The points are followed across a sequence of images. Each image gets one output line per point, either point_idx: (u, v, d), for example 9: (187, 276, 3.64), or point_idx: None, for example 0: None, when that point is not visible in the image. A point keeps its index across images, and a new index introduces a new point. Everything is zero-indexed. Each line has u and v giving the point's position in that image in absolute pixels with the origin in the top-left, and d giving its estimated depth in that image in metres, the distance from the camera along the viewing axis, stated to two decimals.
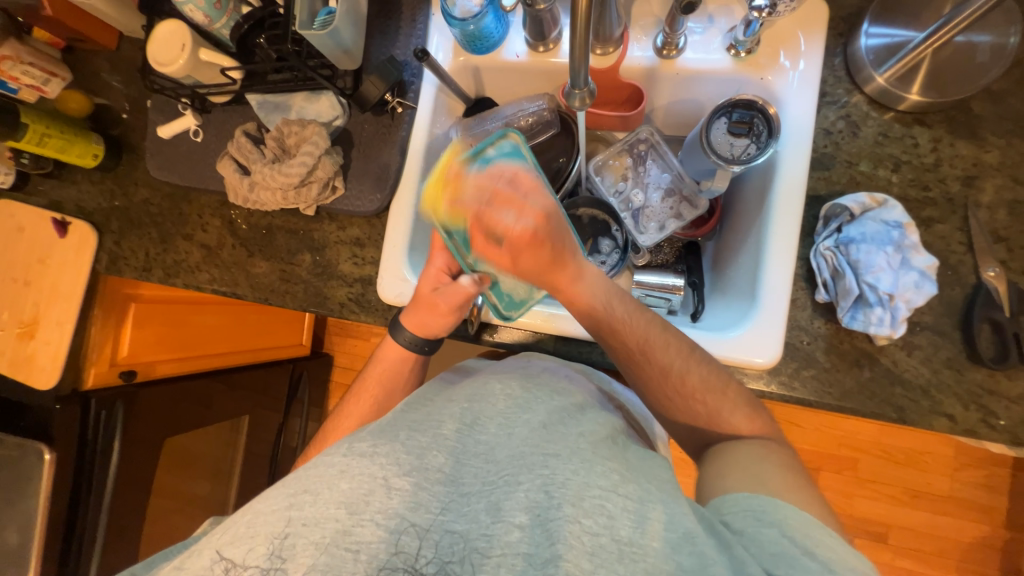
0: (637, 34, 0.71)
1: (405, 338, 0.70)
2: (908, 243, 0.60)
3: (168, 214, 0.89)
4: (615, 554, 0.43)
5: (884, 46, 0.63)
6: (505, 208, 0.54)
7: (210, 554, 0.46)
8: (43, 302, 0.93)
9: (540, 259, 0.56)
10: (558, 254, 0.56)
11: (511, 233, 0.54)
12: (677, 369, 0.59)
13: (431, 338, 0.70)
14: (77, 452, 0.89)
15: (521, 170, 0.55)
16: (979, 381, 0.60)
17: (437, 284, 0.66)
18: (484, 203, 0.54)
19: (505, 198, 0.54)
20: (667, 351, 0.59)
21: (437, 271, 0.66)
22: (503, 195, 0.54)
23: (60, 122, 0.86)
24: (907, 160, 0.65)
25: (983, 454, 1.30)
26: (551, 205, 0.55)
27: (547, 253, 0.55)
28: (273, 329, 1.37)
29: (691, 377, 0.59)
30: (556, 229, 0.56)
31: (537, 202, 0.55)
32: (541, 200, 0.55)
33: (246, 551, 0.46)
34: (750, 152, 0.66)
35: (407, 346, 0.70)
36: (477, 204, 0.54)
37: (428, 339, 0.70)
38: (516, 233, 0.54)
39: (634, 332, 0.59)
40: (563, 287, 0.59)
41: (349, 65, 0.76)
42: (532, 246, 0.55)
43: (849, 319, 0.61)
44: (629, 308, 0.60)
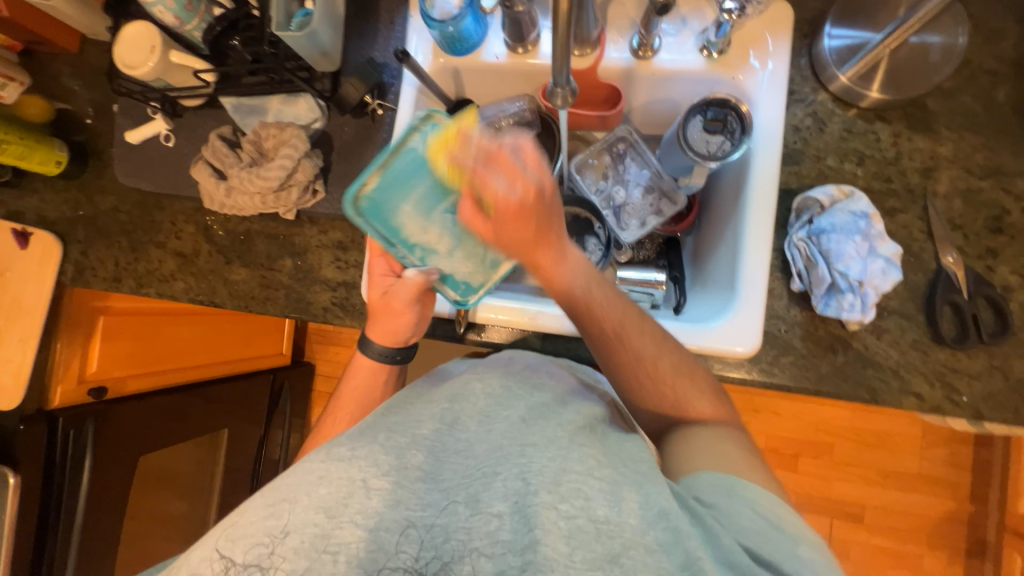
0: (613, 36, 0.73)
1: (376, 350, 0.70)
2: (874, 232, 0.64)
3: (139, 222, 0.86)
4: (592, 534, 0.44)
5: (846, 47, 0.67)
6: (497, 174, 0.48)
7: (205, 555, 0.45)
8: (2, 317, 0.88)
9: (524, 233, 0.51)
10: (542, 233, 0.52)
11: (497, 200, 0.49)
12: (650, 356, 0.60)
13: (402, 346, 0.71)
14: (45, 474, 0.85)
15: (526, 140, 0.49)
16: (942, 360, 0.63)
17: (386, 287, 0.68)
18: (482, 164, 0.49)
19: (504, 164, 0.48)
20: (641, 338, 0.59)
21: (388, 274, 0.69)
22: (502, 157, 0.48)
23: (19, 127, 0.82)
24: (870, 154, 0.68)
25: (947, 433, 1.37)
26: (549, 185, 0.49)
27: (528, 227, 0.51)
28: (251, 338, 1.33)
29: (661, 363, 0.60)
30: (549, 206, 0.51)
31: (535, 175, 0.48)
32: (538, 175, 0.49)
33: (243, 549, 0.45)
34: (725, 148, 0.69)
35: (380, 360, 0.71)
36: (474, 161, 0.49)
37: (400, 348, 0.71)
38: (502, 203, 0.49)
39: (610, 314, 0.58)
40: (543, 266, 0.55)
41: (327, 66, 0.75)
42: (518, 219, 0.50)
43: (823, 306, 0.64)
44: (608, 293, 0.58)
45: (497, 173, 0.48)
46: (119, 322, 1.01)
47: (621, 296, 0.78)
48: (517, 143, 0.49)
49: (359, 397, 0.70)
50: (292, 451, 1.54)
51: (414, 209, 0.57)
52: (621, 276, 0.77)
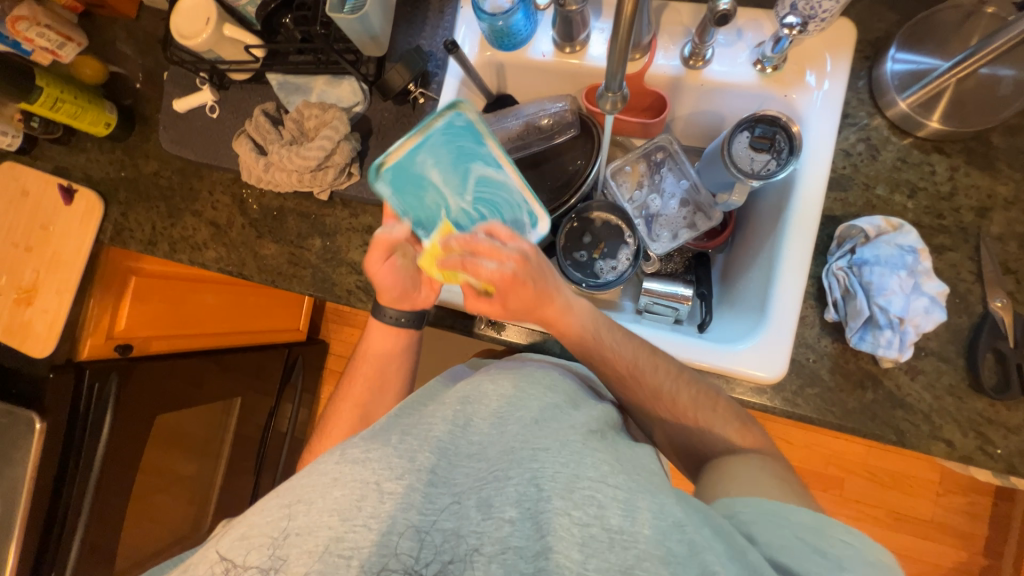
0: (665, 43, 0.71)
1: (388, 316, 0.70)
2: (921, 267, 0.61)
3: (178, 189, 0.88)
4: (606, 543, 0.44)
5: (909, 73, 0.64)
6: (482, 259, 0.53)
7: (211, 558, 0.47)
8: (43, 269, 0.92)
9: (526, 297, 0.57)
10: (542, 293, 0.57)
11: (494, 281, 0.54)
12: (668, 391, 0.61)
13: (409, 310, 0.70)
14: (67, 424, 0.87)
15: (495, 224, 0.56)
16: (979, 409, 0.60)
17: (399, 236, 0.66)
18: (467, 259, 0.54)
19: (481, 249, 0.54)
20: (657, 374, 0.61)
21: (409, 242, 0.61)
22: (479, 247, 0.54)
23: (74, 87, 0.85)
24: (923, 187, 0.65)
25: (966, 482, 1.32)
26: (529, 248, 0.56)
27: (530, 293, 0.57)
28: (271, 312, 1.36)
29: (680, 398, 0.60)
30: (536, 270, 0.56)
31: (514, 247, 0.55)
32: (516, 245, 0.55)
33: (244, 553, 0.46)
34: (770, 167, 0.67)
35: (391, 323, 0.70)
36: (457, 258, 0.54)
37: (407, 311, 0.70)
38: (500, 279, 0.54)
39: (623, 357, 0.61)
40: (552, 320, 0.60)
41: (374, 51, 0.76)
42: (515, 287, 0.56)
43: (858, 340, 0.61)
44: (617, 336, 0.62)
45: (479, 268, 0.54)
46: (149, 284, 1.03)
47: (644, 308, 0.77)
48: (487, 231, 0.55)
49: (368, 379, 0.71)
50: (300, 425, 1.58)
51: (448, 193, 0.57)
52: (647, 287, 0.76)
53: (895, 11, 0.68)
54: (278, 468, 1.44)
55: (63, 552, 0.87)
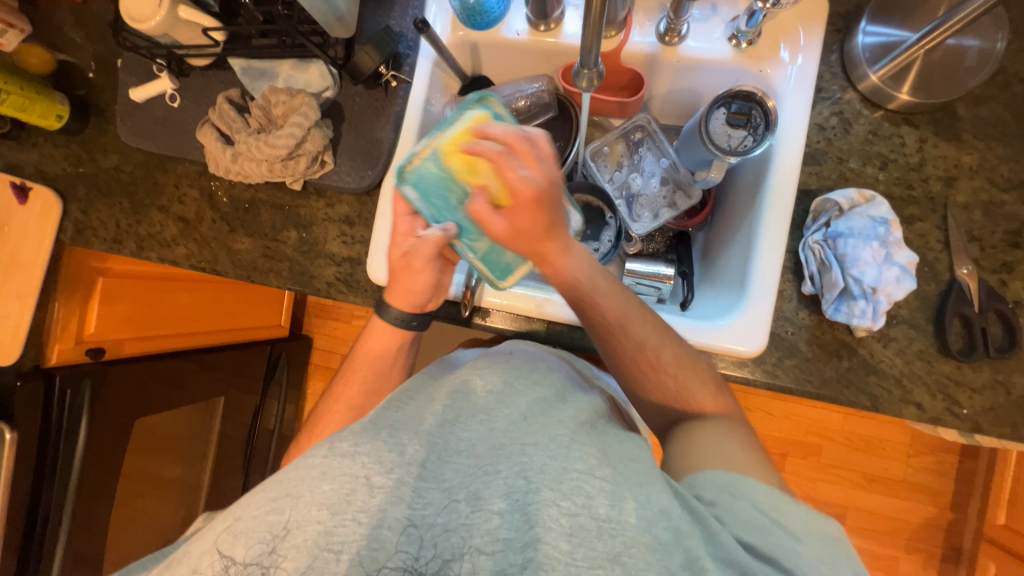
0: (640, 19, 0.70)
1: (393, 316, 0.69)
2: (892, 238, 0.63)
3: (141, 183, 0.84)
4: (593, 531, 0.44)
5: (879, 45, 0.65)
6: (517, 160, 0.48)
7: (202, 553, 0.46)
8: (1, 273, 0.87)
9: (535, 222, 0.51)
10: (552, 225, 0.52)
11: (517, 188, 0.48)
12: (651, 346, 0.60)
13: (418, 312, 0.69)
14: (40, 433, 0.83)
15: (540, 135, 0.49)
16: (946, 372, 0.63)
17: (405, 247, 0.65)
18: (495, 153, 0.48)
19: (518, 150, 0.48)
20: (643, 328, 0.60)
21: (409, 233, 0.65)
22: (519, 145, 0.48)
23: (19, 77, 0.79)
24: (894, 158, 0.67)
25: (934, 442, 1.39)
26: (562, 175, 0.51)
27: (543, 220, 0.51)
28: (249, 309, 1.33)
29: (663, 354, 0.60)
30: (559, 199, 0.51)
31: (547, 166, 0.50)
32: (549, 167, 0.50)
33: (238, 547, 0.45)
34: (747, 143, 0.67)
35: (397, 324, 0.69)
36: (494, 148, 0.48)
37: (416, 314, 0.69)
38: (521, 189, 0.48)
39: (614, 306, 0.60)
40: (551, 260, 0.57)
41: (342, 33, 0.73)
42: (534, 206, 0.50)
43: (834, 311, 0.63)
44: (609, 282, 0.60)
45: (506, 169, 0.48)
46: (117, 284, 0.99)
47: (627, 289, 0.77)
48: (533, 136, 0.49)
49: (370, 373, 0.71)
50: (287, 421, 1.56)
51: None
52: (629, 268, 0.76)
53: None
54: (266, 464, 1.43)
55: (47, 561, 0.85)
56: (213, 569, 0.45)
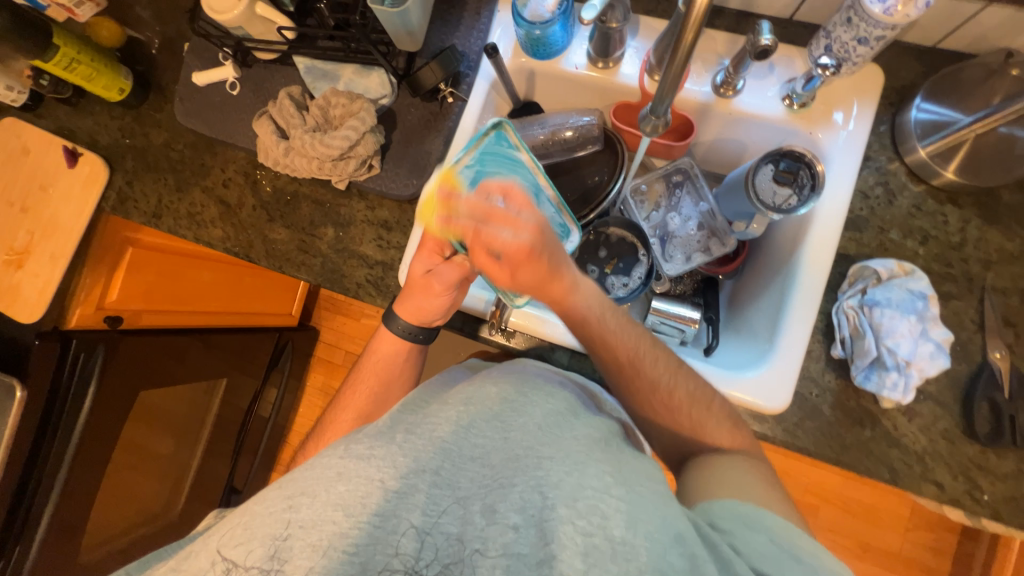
0: (697, 70, 0.72)
1: (400, 327, 0.70)
2: (929, 315, 0.63)
3: (189, 162, 0.86)
4: (608, 553, 0.43)
5: (931, 122, 0.66)
6: (498, 227, 0.48)
7: (210, 553, 0.46)
8: (37, 232, 0.89)
9: (537, 272, 0.51)
10: (554, 269, 0.52)
11: (505, 249, 0.49)
12: (664, 385, 0.60)
13: (424, 326, 0.70)
14: (48, 394, 0.83)
15: (512, 184, 0.49)
16: (969, 455, 0.62)
17: (430, 265, 0.65)
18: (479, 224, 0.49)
19: (499, 216, 0.48)
20: (656, 366, 0.60)
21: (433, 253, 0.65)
22: (494, 214, 0.48)
23: (91, 48, 0.82)
24: (935, 235, 0.67)
25: (934, 519, 1.36)
26: (544, 218, 0.50)
27: (540, 272, 0.51)
28: (265, 295, 1.33)
29: (677, 392, 0.60)
30: (552, 244, 0.51)
31: (530, 215, 0.49)
32: (533, 213, 0.49)
33: (245, 552, 0.45)
34: (791, 202, 0.68)
35: (402, 335, 0.70)
36: (471, 223, 0.50)
37: (422, 327, 0.70)
38: (512, 250, 0.49)
39: (624, 345, 0.59)
40: (560, 300, 0.55)
41: (408, 45, 0.76)
42: (527, 261, 0.50)
43: (863, 379, 0.63)
44: (621, 321, 0.59)
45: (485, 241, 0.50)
46: (145, 257, 1.00)
47: (651, 327, 0.78)
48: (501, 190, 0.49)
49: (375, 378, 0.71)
50: (284, 412, 1.55)
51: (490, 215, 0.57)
52: (655, 307, 0.77)
53: (921, 62, 0.70)
54: (258, 451, 1.42)
55: (35, 519, 0.83)
56: (214, 573, 0.44)
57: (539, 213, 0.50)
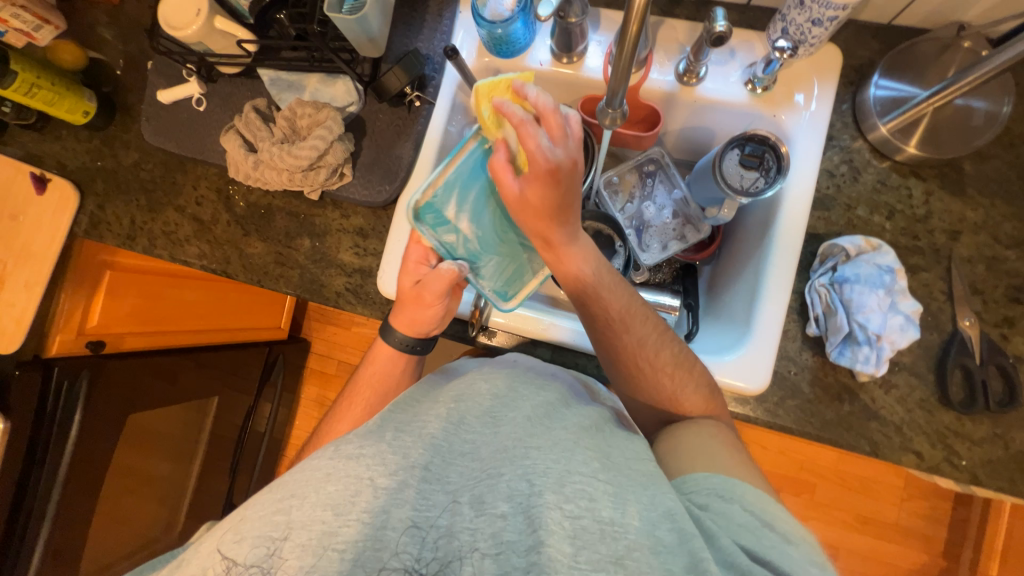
0: (660, 59, 0.73)
1: (398, 340, 0.68)
2: (897, 287, 0.64)
3: (160, 182, 0.86)
4: (597, 535, 0.44)
5: (890, 99, 0.67)
6: (539, 131, 0.47)
7: (209, 553, 0.46)
8: (10, 260, 0.87)
9: (546, 202, 0.51)
10: (563, 206, 0.51)
11: (534, 159, 0.48)
12: (650, 345, 0.61)
13: (422, 337, 0.69)
14: (33, 423, 0.82)
15: (573, 117, 0.49)
16: (945, 423, 0.64)
17: (418, 276, 0.66)
18: (522, 126, 0.47)
19: (546, 125, 0.48)
20: (644, 325, 0.61)
21: (421, 262, 0.66)
22: (546, 118, 0.47)
23: (52, 72, 0.81)
24: (901, 209, 0.68)
25: (928, 487, 1.38)
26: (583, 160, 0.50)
27: (547, 198, 0.50)
28: (253, 310, 1.33)
29: (661, 353, 0.61)
30: (573, 184, 0.50)
31: (567, 147, 0.48)
32: (572, 147, 0.49)
33: (244, 550, 0.45)
34: (759, 184, 0.69)
35: (401, 349, 0.69)
36: (521, 117, 0.47)
37: (419, 338, 0.69)
38: (541, 160, 0.47)
39: (617, 302, 0.59)
40: (555, 244, 0.56)
41: (372, 53, 0.75)
42: (545, 182, 0.49)
43: (837, 355, 0.64)
44: (614, 281, 0.60)
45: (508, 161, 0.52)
46: (124, 279, 0.99)
47: None
48: (566, 115, 0.49)
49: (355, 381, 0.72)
50: (279, 425, 1.54)
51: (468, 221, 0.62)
52: (634, 297, 0.78)
53: (878, 40, 0.71)
54: (255, 466, 1.41)
55: (28, 549, 0.81)
56: (215, 571, 0.44)
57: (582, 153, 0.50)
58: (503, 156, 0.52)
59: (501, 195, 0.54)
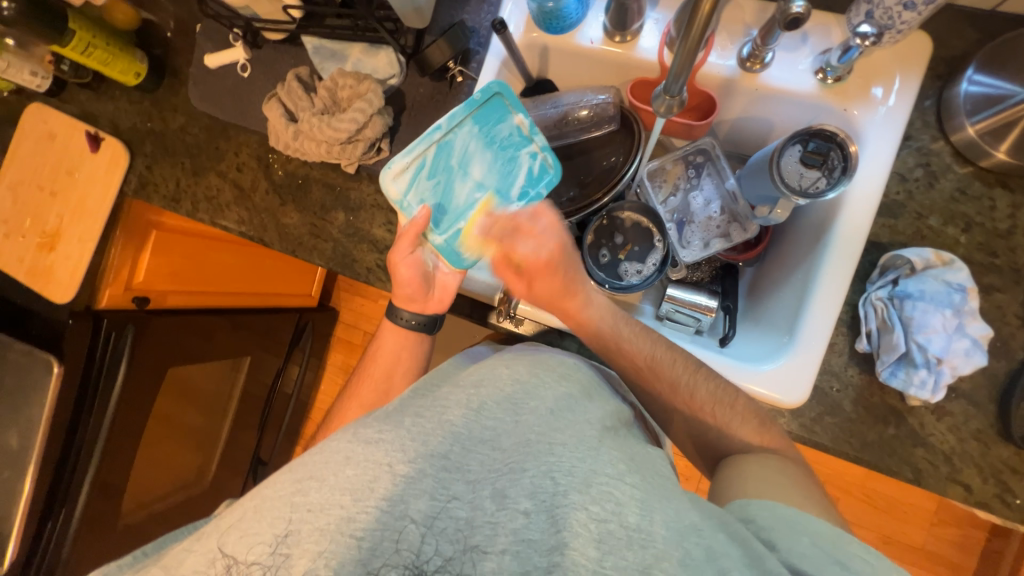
0: (722, 41, 0.67)
1: (404, 319, 0.73)
2: (967, 308, 0.58)
3: (204, 147, 0.87)
4: (623, 540, 0.43)
5: (983, 96, 0.59)
6: (525, 236, 0.67)
7: (215, 547, 0.46)
8: (67, 215, 0.92)
9: (551, 282, 0.66)
10: (568, 282, 0.66)
11: (531, 255, 0.67)
12: (685, 385, 0.61)
13: (423, 313, 0.72)
14: (84, 368, 0.88)
15: (542, 208, 0.68)
16: (1002, 458, 0.59)
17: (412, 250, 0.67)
18: (509, 235, 0.67)
19: (525, 232, 0.68)
20: (674, 367, 0.62)
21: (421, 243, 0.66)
22: (525, 226, 0.68)
23: (106, 32, 0.82)
24: (980, 222, 0.62)
25: (961, 514, 1.31)
26: (566, 237, 0.69)
27: (552, 279, 0.66)
28: (286, 278, 1.36)
29: (698, 393, 0.60)
30: (567, 259, 0.68)
31: (552, 233, 0.68)
32: (550, 230, 0.69)
33: (251, 545, 0.45)
34: (819, 186, 0.64)
35: (407, 325, 0.73)
36: (504, 233, 0.67)
37: (421, 315, 0.72)
38: (535, 258, 0.67)
39: (640, 352, 0.64)
40: (573, 313, 0.66)
41: (416, 23, 0.73)
42: (546, 269, 0.66)
43: (889, 375, 0.60)
44: (634, 330, 0.66)
45: (532, 232, 0.68)
46: (169, 239, 1.03)
47: (665, 315, 0.75)
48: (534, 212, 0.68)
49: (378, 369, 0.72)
50: (305, 389, 1.60)
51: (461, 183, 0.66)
52: (668, 294, 0.75)
53: (976, 29, 0.63)
54: (282, 425, 1.47)
55: (77, 482, 0.88)
56: (226, 559, 0.45)
57: (559, 233, 0.69)
58: (500, 258, 0.67)
59: (511, 288, 0.68)
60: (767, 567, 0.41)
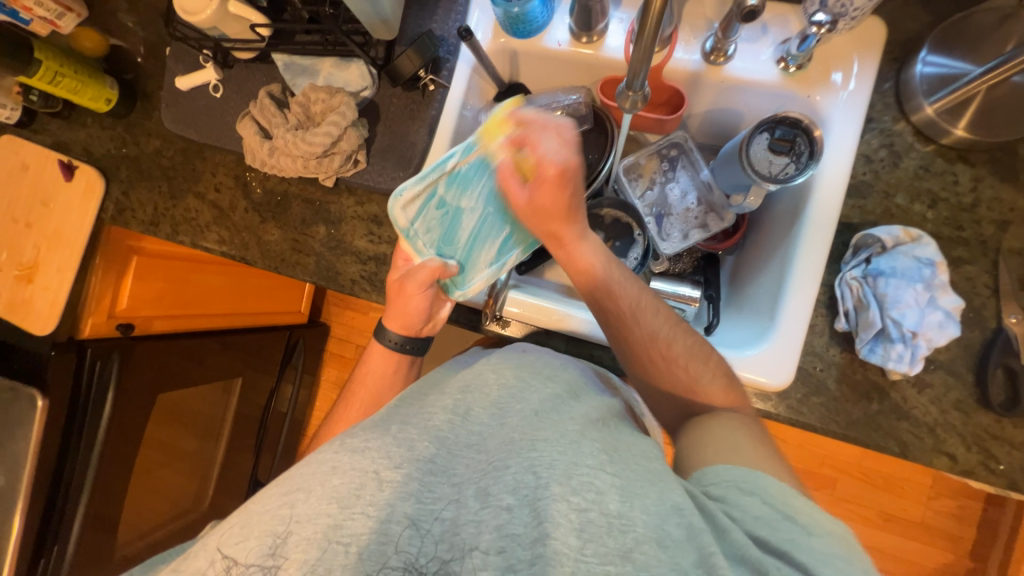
0: (685, 36, 0.69)
1: (391, 340, 0.71)
2: (938, 281, 0.60)
3: (181, 169, 0.87)
4: (603, 528, 0.43)
5: (938, 76, 0.61)
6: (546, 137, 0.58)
7: (212, 551, 0.46)
8: (43, 245, 0.91)
9: (556, 202, 0.61)
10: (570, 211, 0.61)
11: (548, 154, 0.58)
12: (663, 337, 0.61)
13: (414, 336, 0.71)
14: (70, 403, 0.86)
15: (564, 125, 0.59)
16: (984, 425, 0.60)
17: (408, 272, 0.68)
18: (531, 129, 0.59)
19: (548, 128, 0.59)
20: (656, 317, 0.61)
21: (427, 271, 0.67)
22: (545, 127, 0.59)
23: (74, 60, 0.82)
24: (945, 197, 0.64)
25: (957, 486, 1.33)
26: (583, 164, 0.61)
27: (558, 203, 0.61)
28: (274, 296, 1.35)
29: (674, 345, 0.60)
30: (576, 184, 0.61)
31: (568, 164, 0.60)
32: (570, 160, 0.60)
33: (242, 560, 0.45)
34: (788, 171, 0.65)
35: (393, 347, 0.72)
36: (524, 126, 0.58)
37: (411, 338, 0.71)
38: (549, 164, 0.59)
39: (627, 295, 0.62)
40: (566, 243, 0.63)
41: (384, 35, 0.74)
42: (557, 181, 0.59)
43: (868, 352, 0.61)
44: (625, 273, 0.64)
45: (546, 135, 0.59)
46: (150, 263, 1.02)
47: None
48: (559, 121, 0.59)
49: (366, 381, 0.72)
50: (299, 407, 1.58)
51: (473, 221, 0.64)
52: (651, 287, 0.76)
53: (927, 11, 0.65)
54: (278, 445, 1.45)
55: (69, 517, 0.86)
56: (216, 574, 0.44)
57: (579, 161, 0.61)
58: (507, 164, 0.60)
59: (512, 200, 0.62)
60: (742, 542, 0.42)
